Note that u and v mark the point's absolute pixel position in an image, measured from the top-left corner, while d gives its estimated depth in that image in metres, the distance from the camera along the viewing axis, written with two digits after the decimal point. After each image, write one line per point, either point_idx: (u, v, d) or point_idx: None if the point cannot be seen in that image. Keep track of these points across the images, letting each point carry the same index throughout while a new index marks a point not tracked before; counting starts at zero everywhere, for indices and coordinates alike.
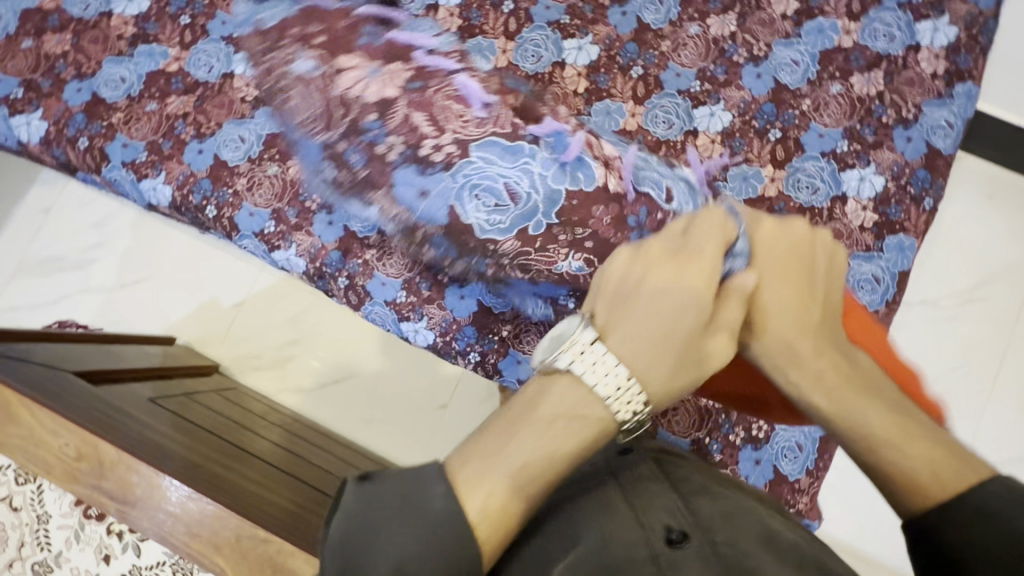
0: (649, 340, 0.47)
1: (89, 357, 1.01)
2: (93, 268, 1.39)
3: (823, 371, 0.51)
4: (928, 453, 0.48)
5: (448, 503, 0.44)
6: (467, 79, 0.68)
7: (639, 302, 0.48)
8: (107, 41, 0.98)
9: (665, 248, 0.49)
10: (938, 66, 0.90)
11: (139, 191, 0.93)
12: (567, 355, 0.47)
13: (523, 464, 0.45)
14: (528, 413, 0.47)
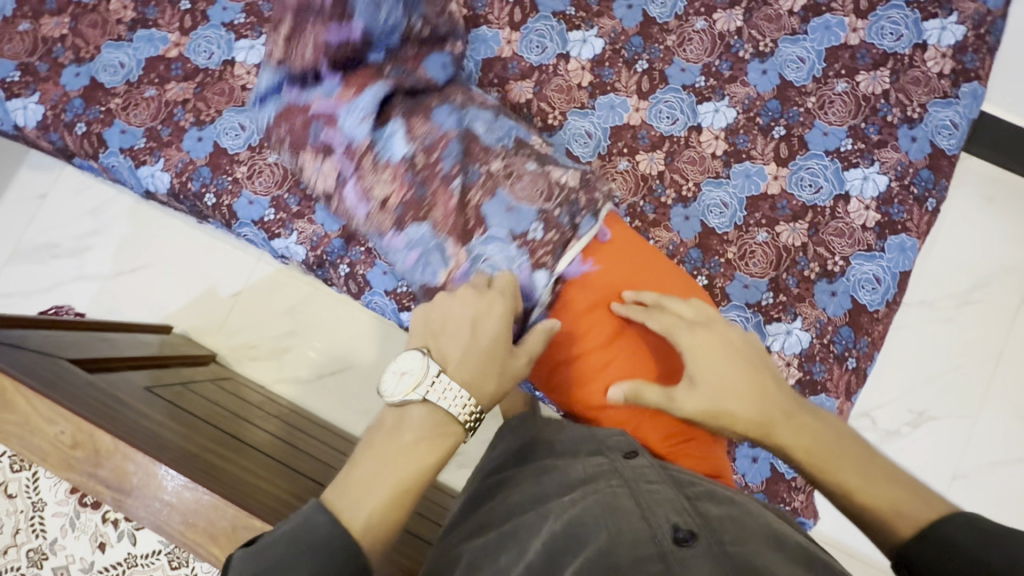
0: (476, 365, 0.58)
1: (86, 345, 1.00)
2: (90, 255, 1.38)
3: (804, 444, 0.57)
4: (890, 493, 0.53)
5: (332, 527, 0.49)
6: (367, 178, 0.70)
7: (469, 334, 0.59)
8: (106, 25, 0.97)
9: (475, 291, 0.62)
10: (945, 66, 0.89)
11: (137, 178, 0.92)
12: (421, 387, 0.56)
13: (394, 481, 0.52)
14: (389, 443, 0.55)
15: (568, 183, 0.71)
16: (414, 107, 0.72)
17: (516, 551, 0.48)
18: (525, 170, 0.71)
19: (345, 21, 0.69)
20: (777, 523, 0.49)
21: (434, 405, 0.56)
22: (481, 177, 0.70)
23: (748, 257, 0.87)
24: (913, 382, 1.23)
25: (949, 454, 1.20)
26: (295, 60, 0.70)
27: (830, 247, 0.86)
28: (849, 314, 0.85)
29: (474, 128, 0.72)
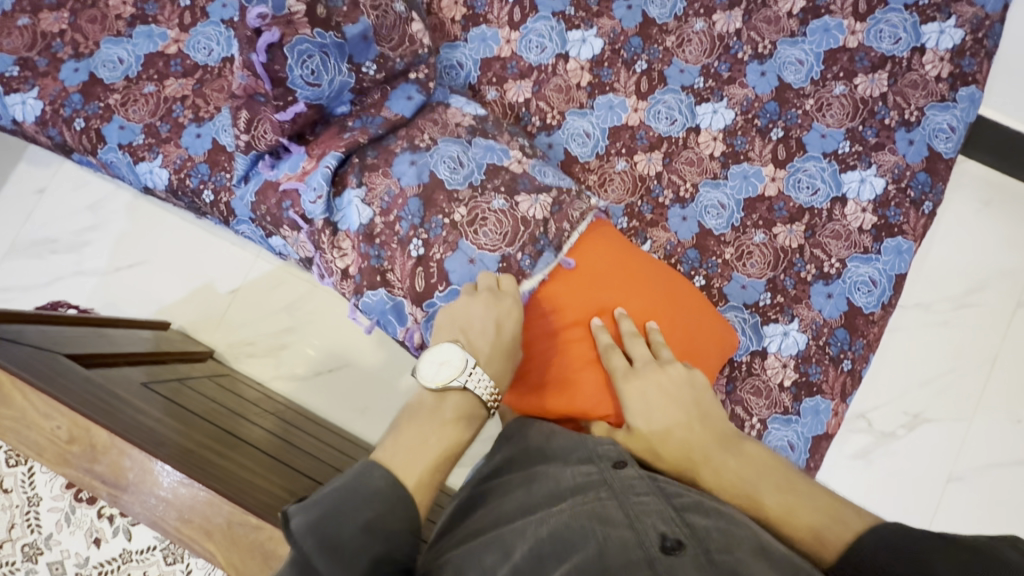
0: (501, 359, 0.66)
1: (83, 340, 1.00)
2: (88, 251, 1.37)
3: (731, 478, 0.61)
4: (814, 523, 0.57)
5: (389, 482, 0.54)
6: (335, 242, 0.82)
7: (492, 331, 0.66)
8: (106, 21, 0.97)
9: (490, 296, 0.69)
10: (942, 69, 0.90)
11: (136, 174, 0.93)
12: (461, 376, 0.62)
13: (441, 449, 0.59)
14: (434, 416, 0.61)
15: (534, 218, 0.78)
16: (375, 159, 0.81)
17: (502, 557, 0.48)
18: (489, 211, 0.77)
19: (290, 100, 0.80)
20: (763, 532, 0.50)
21: (470, 391, 0.62)
22: (442, 229, 0.77)
23: (745, 259, 0.87)
24: (908, 384, 1.24)
25: (943, 456, 1.20)
26: (258, 141, 0.83)
27: (827, 249, 0.86)
28: (845, 316, 0.85)
29: (437, 172, 0.79)
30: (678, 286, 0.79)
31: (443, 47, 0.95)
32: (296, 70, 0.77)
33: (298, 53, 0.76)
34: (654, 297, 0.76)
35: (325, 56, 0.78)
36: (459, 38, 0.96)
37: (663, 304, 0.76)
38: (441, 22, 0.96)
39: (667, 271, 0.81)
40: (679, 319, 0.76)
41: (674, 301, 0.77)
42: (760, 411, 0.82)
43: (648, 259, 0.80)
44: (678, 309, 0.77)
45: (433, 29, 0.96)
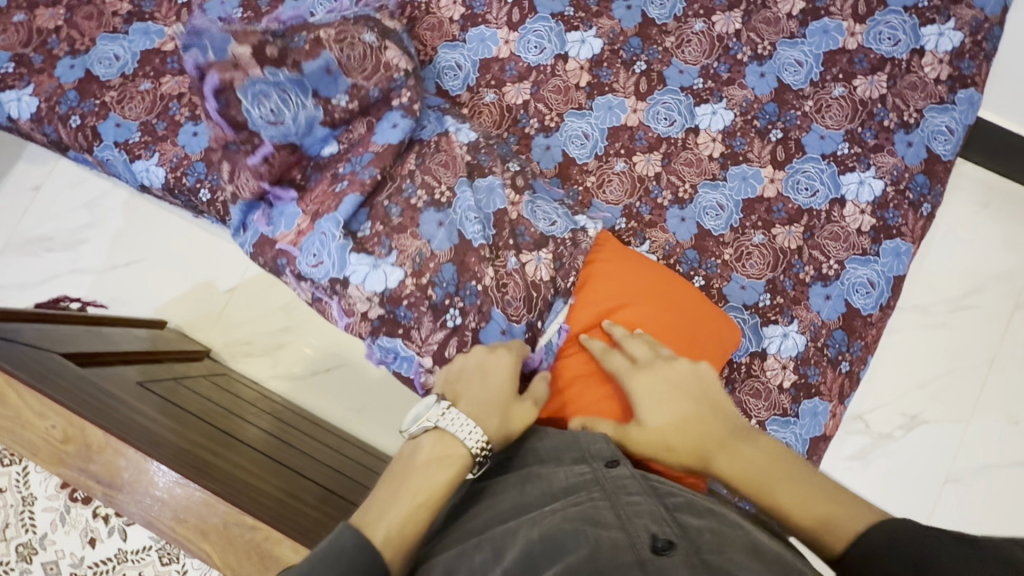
0: (488, 405, 0.62)
1: (78, 339, 1.00)
2: (84, 249, 1.37)
3: (741, 467, 0.61)
4: (824, 512, 0.55)
5: (359, 541, 0.49)
6: (336, 301, 0.80)
7: (482, 379, 0.65)
8: (102, 18, 0.96)
9: (484, 349, 0.69)
10: (941, 71, 0.90)
11: (132, 172, 0.92)
12: (433, 416, 0.60)
13: (411, 497, 0.55)
14: (405, 466, 0.58)
15: (543, 278, 0.80)
16: (399, 219, 0.80)
17: (494, 557, 0.48)
18: (510, 274, 0.79)
19: (258, 143, 0.80)
20: (757, 533, 0.50)
21: (442, 431, 0.59)
22: (476, 296, 0.78)
23: (742, 260, 0.87)
24: (905, 385, 1.24)
25: (941, 457, 1.20)
26: (243, 190, 0.83)
27: (826, 251, 0.86)
28: (843, 317, 0.85)
29: (463, 230, 0.79)
30: (679, 286, 0.80)
31: (442, 46, 0.95)
32: (253, 110, 0.78)
33: (252, 94, 0.77)
34: (652, 298, 0.78)
35: (282, 93, 0.79)
36: (457, 38, 0.95)
37: (661, 304, 0.77)
38: (439, 21, 0.96)
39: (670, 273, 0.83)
40: (678, 319, 0.77)
41: (673, 300, 0.78)
42: (759, 413, 0.82)
43: (650, 263, 0.82)
44: (677, 310, 0.78)
45: (431, 27, 0.95)
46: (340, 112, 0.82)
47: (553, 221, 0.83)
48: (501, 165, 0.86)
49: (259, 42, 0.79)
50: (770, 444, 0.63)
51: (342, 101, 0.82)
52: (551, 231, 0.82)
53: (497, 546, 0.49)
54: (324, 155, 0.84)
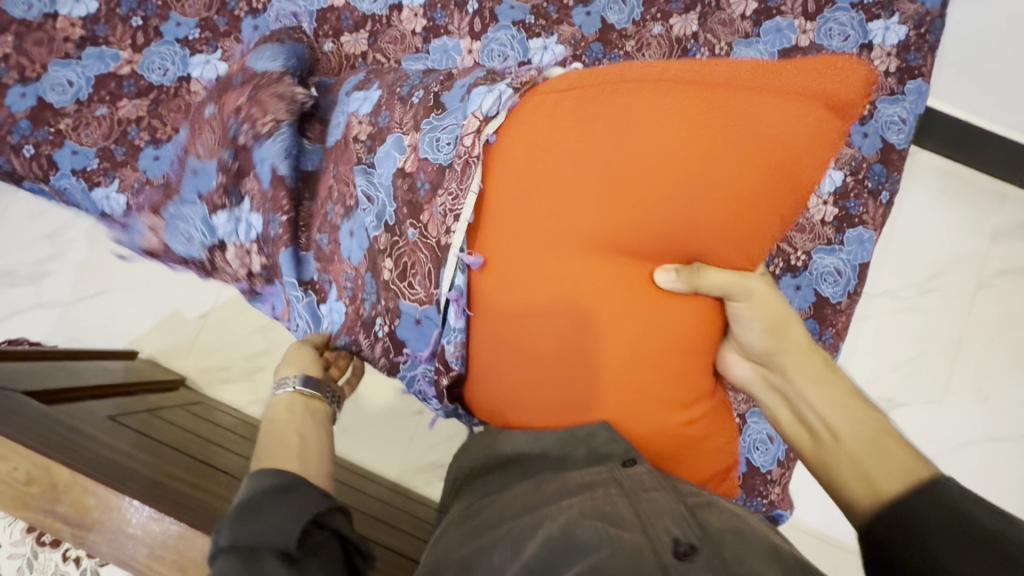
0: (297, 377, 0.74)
1: (45, 375, 0.97)
2: (47, 282, 1.32)
3: (836, 397, 0.62)
4: (905, 456, 0.56)
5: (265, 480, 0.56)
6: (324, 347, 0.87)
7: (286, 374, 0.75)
8: (53, 44, 0.93)
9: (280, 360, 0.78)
10: (890, 64, 0.93)
11: (92, 200, 0.89)
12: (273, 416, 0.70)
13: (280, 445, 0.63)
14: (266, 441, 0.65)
15: (437, 239, 0.65)
16: (326, 249, 0.79)
17: (512, 554, 0.49)
18: (407, 248, 0.69)
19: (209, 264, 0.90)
20: (780, 540, 0.50)
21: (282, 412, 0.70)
22: (379, 294, 0.73)
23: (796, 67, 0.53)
24: (879, 370, 1.27)
25: (918, 437, 1.24)
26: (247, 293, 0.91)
27: (793, 242, 0.88)
28: (813, 307, 0.87)
29: (365, 230, 0.73)
30: (670, 169, 0.53)
31: (405, 59, 0.95)
32: (178, 242, 0.89)
33: (172, 233, 0.89)
34: (628, 215, 0.55)
35: (186, 219, 0.87)
36: (421, 50, 0.95)
37: (645, 224, 0.55)
38: (400, 35, 0.95)
39: (655, 127, 0.53)
40: (678, 235, 0.55)
41: (667, 207, 0.54)
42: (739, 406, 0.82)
43: (623, 125, 0.54)
44: (678, 216, 0.54)
45: (393, 41, 0.95)
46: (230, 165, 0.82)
47: (441, 140, 0.66)
48: (402, 106, 0.72)
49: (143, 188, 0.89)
50: (850, 388, 0.63)
51: (229, 157, 0.82)
52: (438, 155, 0.66)
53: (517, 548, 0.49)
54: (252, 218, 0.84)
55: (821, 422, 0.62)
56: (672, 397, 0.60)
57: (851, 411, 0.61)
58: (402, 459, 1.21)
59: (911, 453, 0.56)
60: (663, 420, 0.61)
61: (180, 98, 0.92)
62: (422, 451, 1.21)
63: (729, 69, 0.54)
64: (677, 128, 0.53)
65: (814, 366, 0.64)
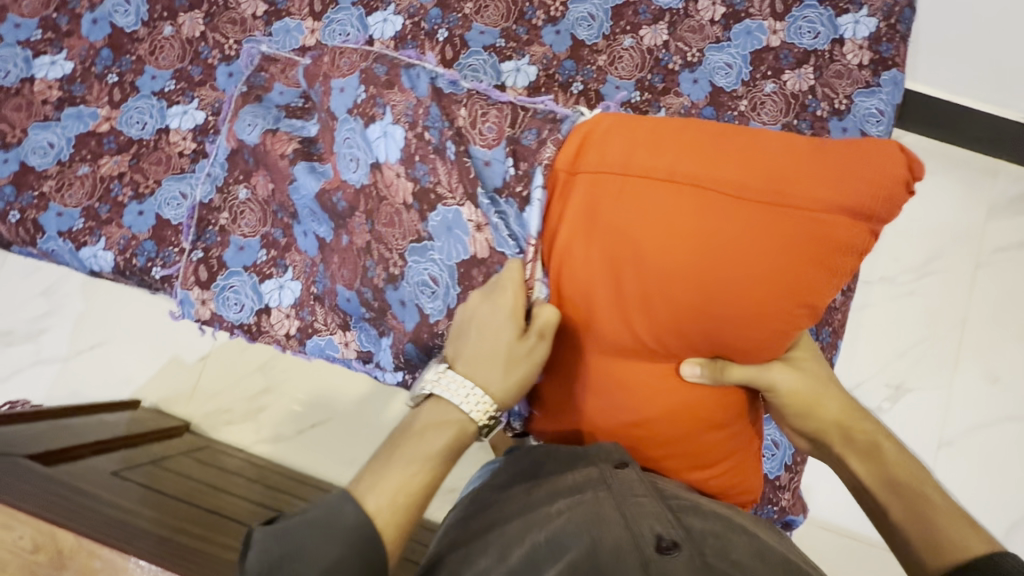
0: (484, 354, 0.60)
1: (48, 435, 0.97)
2: (45, 338, 1.33)
3: (879, 464, 0.61)
4: (953, 522, 0.55)
5: (358, 518, 0.52)
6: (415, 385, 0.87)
7: (471, 333, 0.61)
8: (31, 107, 0.95)
9: (483, 295, 0.62)
10: (863, 57, 0.92)
11: (79, 259, 0.89)
12: (429, 383, 0.61)
13: (405, 471, 0.56)
14: (406, 427, 0.59)
15: None
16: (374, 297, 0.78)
17: (494, 556, 0.48)
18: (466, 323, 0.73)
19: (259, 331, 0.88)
20: (764, 540, 0.49)
21: (438, 398, 0.60)
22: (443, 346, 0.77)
23: (810, 150, 0.52)
24: (886, 357, 1.26)
25: (931, 423, 1.22)
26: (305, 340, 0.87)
27: None
28: None
29: (421, 306, 0.75)
30: (690, 249, 0.51)
31: None
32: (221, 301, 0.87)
33: (221, 299, 0.87)
34: (649, 316, 0.54)
35: (230, 285, 0.88)
36: None
37: (662, 305, 0.53)
38: None
39: (671, 207, 0.52)
40: (708, 333, 0.54)
41: (690, 288, 0.51)
42: None
43: (629, 245, 0.53)
44: (705, 299, 0.52)
45: None
46: (245, 204, 0.88)
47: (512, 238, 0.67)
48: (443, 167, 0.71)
49: (133, 259, 0.89)
50: (898, 456, 0.62)
51: (245, 195, 0.88)
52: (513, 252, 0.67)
53: (501, 547, 0.49)
54: (259, 258, 0.88)
55: (869, 493, 0.62)
56: (711, 455, 0.63)
57: (893, 477, 0.60)
58: None
59: (964, 521, 0.55)
60: (705, 468, 0.64)
61: (162, 150, 0.93)
62: None
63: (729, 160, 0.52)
64: (683, 234, 0.51)
65: (859, 436, 0.64)
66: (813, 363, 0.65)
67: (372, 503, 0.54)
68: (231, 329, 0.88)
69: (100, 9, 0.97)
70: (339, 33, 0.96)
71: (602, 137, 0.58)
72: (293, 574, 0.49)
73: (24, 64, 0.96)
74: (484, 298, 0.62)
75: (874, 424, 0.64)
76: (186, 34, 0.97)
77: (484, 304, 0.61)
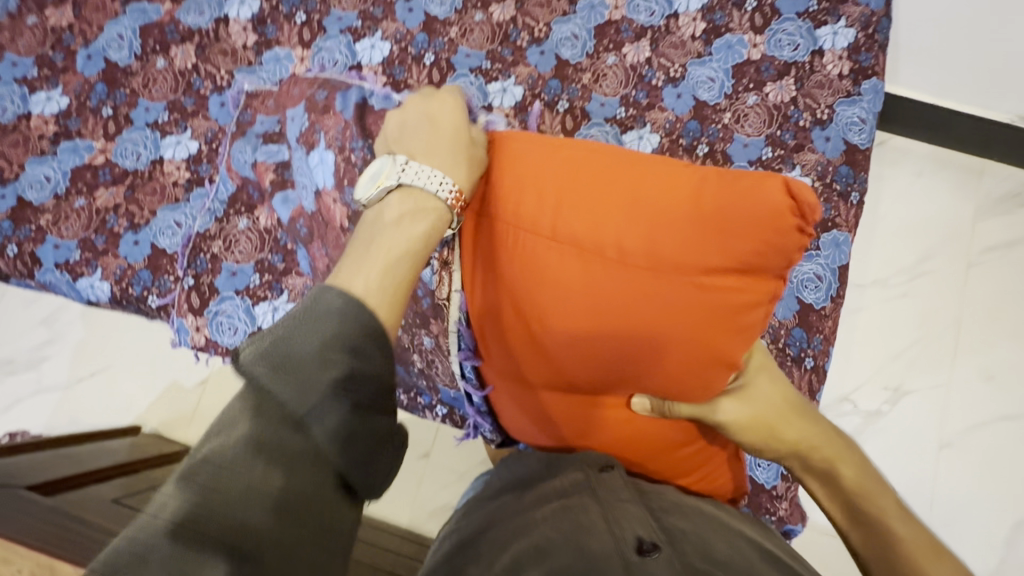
0: (445, 147, 0.58)
1: (49, 464, 0.98)
2: (46, 367, 1.34)
3: (841, 487, 0.63)
4: (914, 548, 0.56)
5: (346, 299, 0.49)
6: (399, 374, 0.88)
7: (425, 137, 0.60)
8: (29, 143, 0.97)
9: (428, 107, 0.62)
10: (843, 67, 0.93)
11: (76, 290, 0.91)
12: (391, 177, 0.58)
13: (386, 253, 0.55)
14: (377, 221, 0.57)
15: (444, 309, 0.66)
16: None
17: (482, 566, 0.48)
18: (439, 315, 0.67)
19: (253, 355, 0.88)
20: (743, 541, 0.50)
21: (408, 187, 0.57)
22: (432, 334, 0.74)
23: (705, 194, 0.53)
24: (882, 359, 1.26)
25: (930, 424, 1.22)
26: None
27: None
28: (798, 315, 0.87)
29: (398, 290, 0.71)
30: (602, 318, 0.54)
31: None
32: (218, 326, 0.88)
33: (215, 325, 0.88)
34: (582, 369, 0.58)
35: (224, 311, 0.88)
36: None
37: (591, 362, 0.57)
38: None
39: (591, 276, 0.54)
40: (640, 381, 0.57)
41: (612, 349, 0.55)
42: None
43: (554, 310, 0.55)
44: (630, 357, 0.55)
45: None
46: (244, 233, 0.90)
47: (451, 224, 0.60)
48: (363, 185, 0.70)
49: (129, 287, 0.90)
50: (857, 476, 0.63)
51: (245, 226, 0.91)
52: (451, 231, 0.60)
53: (489, 555, 0.49)
54: (252, 282, 0.89)
55: (832, 517, 0.63)
56: (677, 468, 0.65)
57: (855, 500, 0.62)
58: (413, 505, 1.20)
59: (925, 548, 0.56)
60: (673, 480, 0.65)
61: (156, 180, 0.95)
62: (433, 494, 1.20)
63: (639, 219, 0.54)
64: (603, 299, 0.54)
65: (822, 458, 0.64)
66: (765, 385, 0.65)
67: (356, 283, 0.52)
68: (226, 354, 0.89)
69: (95, 45, 1.00)
70: (327, 60, 0.98)
71: (516, 182, 0.58)
72: (292, 359, 0.45)
73: (21, 100, 0.99)
74: (430, 109, 0.61)
75: (834, 443, 0.65)
76: (179, 66, 0.99)
77: (431, 112, 0.61)
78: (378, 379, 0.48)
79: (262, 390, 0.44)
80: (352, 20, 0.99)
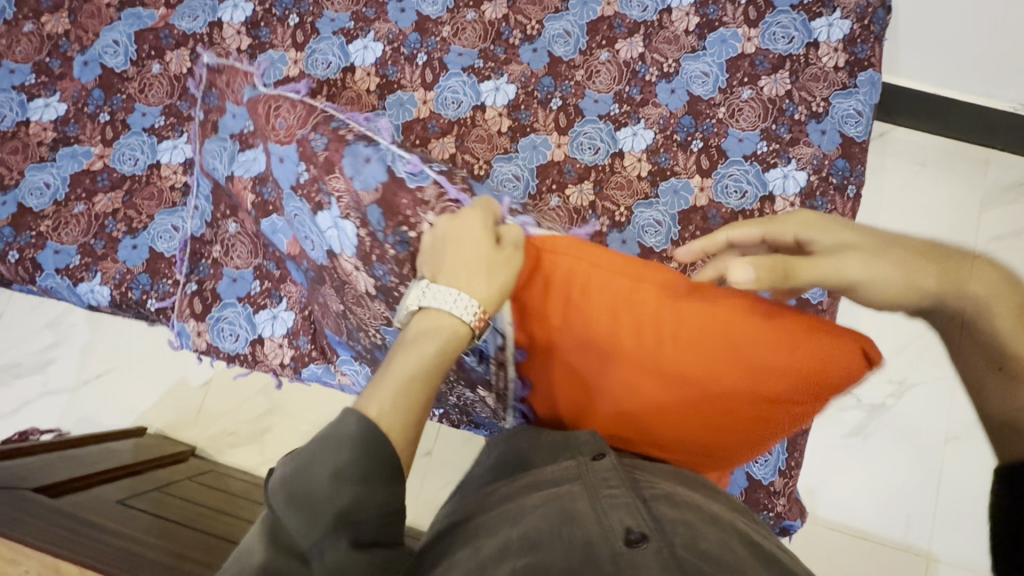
0: (467, 266, 0.58)
1: (55, 465, 0.99)
2: (52, 370, 1.36)
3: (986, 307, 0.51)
4: None
5: (358, 425, 0.52)
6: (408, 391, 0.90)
7: (448, 253, 0.59)
8: (28, 150, 0.98)
9: (451, 219, 0.62)
10: (838, 59, 0.92)
11: (78, 294, 0.92)
12: (415, 296, 0.59)
13: (400, 375, 0.55)
14: (399, 342, 0.58)
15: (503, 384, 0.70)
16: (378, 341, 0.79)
17: (471, 549, 0.48)
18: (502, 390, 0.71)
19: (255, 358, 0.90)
20: (733, 531, 0.49)
21: (430, 308, 0.57)
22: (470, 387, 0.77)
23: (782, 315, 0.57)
24: None
25: None
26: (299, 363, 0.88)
27: None
28: None
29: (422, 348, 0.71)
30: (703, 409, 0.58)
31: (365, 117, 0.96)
32: (219, 331, 0.89)
33: (217, 330, 0.89)
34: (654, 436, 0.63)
35: (224, 318, 0.90)
36: (377, 106, 0.96)
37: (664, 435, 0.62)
38: (355, 94, 0.97)
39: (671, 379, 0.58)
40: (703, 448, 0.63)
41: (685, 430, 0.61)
42: None
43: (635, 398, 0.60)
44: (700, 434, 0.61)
45: (349, 101, 0.97)
46: (236, 237, 0.91)
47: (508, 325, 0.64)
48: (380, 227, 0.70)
49: (129, 292, 0.91)
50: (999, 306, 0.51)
51: (235, 230, 0.91)
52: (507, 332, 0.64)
53: (477, 540, 0.50)
54: (252, 289, 0.90)
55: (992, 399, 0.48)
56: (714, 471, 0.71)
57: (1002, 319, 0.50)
58: (416, 503, 1.20)
59: None
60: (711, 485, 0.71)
61: (154, 184, 0.95)
62: (435, 492, 1.21)
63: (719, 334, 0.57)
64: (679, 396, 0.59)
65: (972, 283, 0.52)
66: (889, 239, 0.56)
67: (372, 408, 0.53)
68: (227, 359, 0.90)
69: (91, 51, 1.01)
70: (321, 62, 0.98)
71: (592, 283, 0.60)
72: (311, 491, 0.49)
73: (19, 107, 1.00)
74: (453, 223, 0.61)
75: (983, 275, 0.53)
76: (174, 71, 1.00)
77: (453, 225, 0.61)
78: (378, 508, 0.50)
79: (285, 517, 0.49)
80: (344, 22, 1.00)
